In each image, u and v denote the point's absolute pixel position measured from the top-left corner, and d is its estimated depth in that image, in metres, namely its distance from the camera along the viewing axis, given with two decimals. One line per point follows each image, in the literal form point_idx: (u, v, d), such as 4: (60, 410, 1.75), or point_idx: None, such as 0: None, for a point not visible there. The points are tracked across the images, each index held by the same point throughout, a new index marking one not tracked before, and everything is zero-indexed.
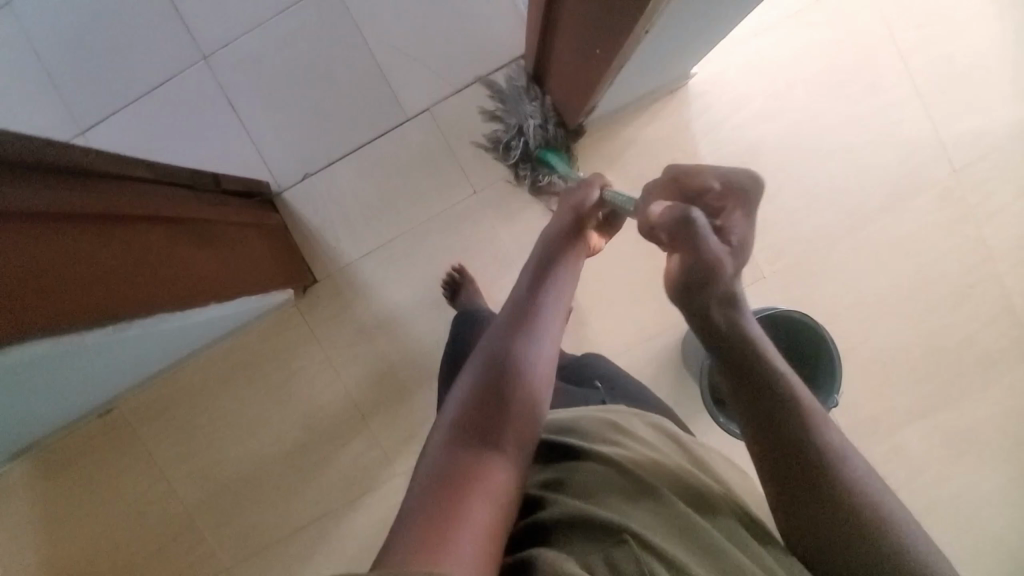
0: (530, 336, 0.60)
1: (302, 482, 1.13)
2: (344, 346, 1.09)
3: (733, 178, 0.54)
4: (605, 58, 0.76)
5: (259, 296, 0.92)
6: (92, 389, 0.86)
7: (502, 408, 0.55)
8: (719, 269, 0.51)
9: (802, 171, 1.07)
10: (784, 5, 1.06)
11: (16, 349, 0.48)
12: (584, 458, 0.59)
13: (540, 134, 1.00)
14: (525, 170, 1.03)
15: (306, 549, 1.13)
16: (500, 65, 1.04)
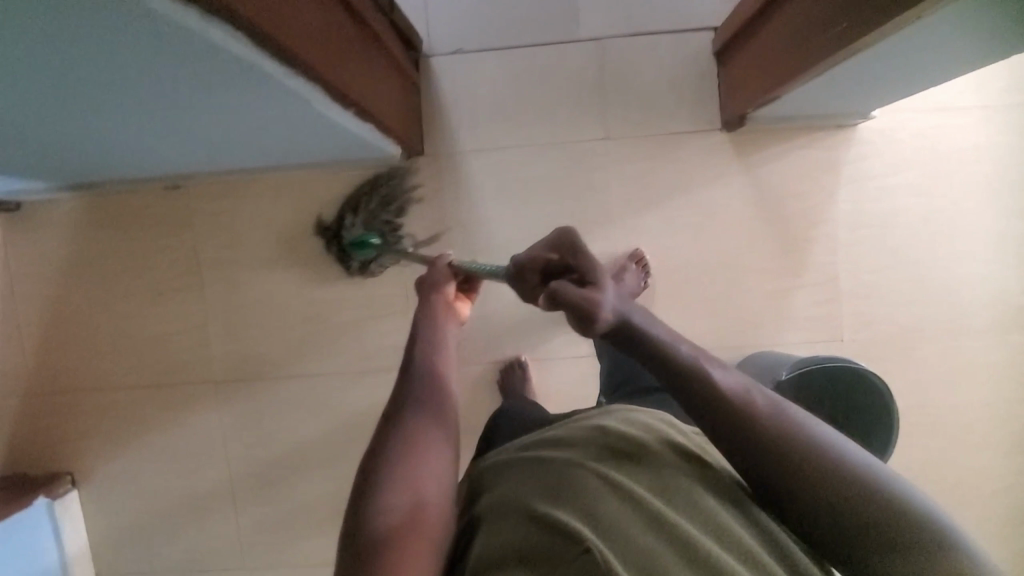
0: (431, 378, 0.64)
1: (320, 335, 1.12)
2: (419, 227, 1.08)
3: (554, 241, 0.62)
4: (816, 55, 0.74)
5: (381, 138, 0.90)
6: (207, 143, 0.86)
7: (412, 442, 0.57)
8: (598, 302, 0.55)
9: (926, 257, 1.03)
10: (984, 94, 1.01)
11: (220, 31, 0.45)
12: (557, 456, 0.52)
13: (366, 214, 1.04)
14: (351, 248, 1.05)
15: (299, 396, 1.14)
16: (688, 29, 1.00)
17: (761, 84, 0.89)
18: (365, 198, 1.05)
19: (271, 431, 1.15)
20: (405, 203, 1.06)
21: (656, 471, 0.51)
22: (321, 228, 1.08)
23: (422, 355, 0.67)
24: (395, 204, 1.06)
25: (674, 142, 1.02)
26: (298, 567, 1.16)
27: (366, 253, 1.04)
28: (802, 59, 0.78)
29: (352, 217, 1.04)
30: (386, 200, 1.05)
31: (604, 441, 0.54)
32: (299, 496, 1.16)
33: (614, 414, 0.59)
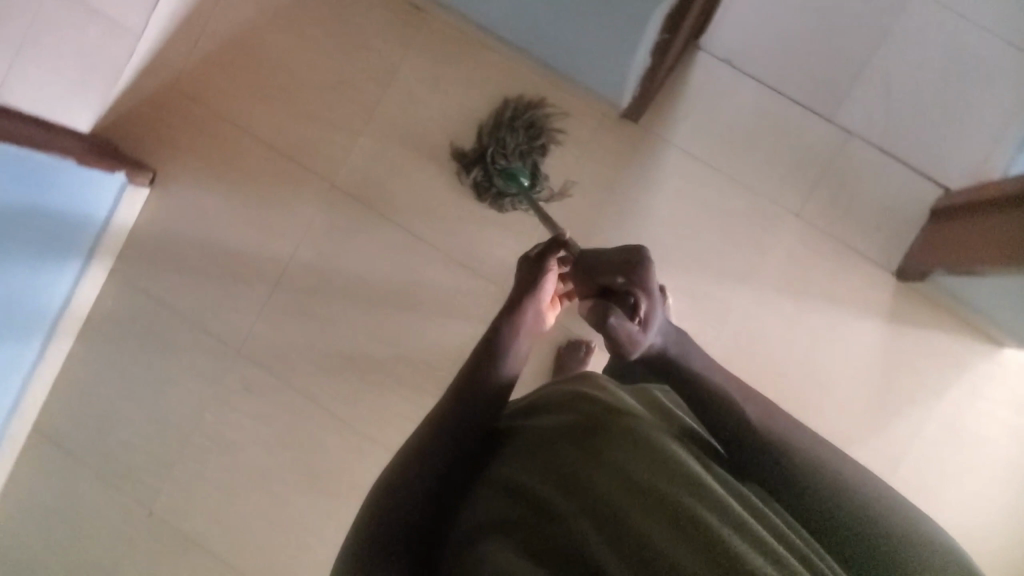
0: (493, 365, 0.64)
1: (443, 206, 1.14)
2: (589, 177, 1.10)
3: (627, 262, 0.68)
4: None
5: (647, 56, 0.95)
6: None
7: (444, 424, 0.58)
8: (638, 342, 0.68)
9: (983, 494, 1.04)
10: None
11: None
12: (540, 429, 0.55)
13: (515, 152, 1.08)
14: (493, 181, 1.09)
15: (390, 242, 1.16)
16: (924, 173, 1.03)
17: (962, 255, 0.91)
18: (516, 136, 1.08)
19: (347, 256, 1.16)
20: (548, 142, 1.10)
21: (632, 432, 0.52)
22: (459, 155, 1.12)
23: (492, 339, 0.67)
24: (541, 137, 1.09)
25: (848, 256, 1.05)
26: (286, 381, 1.17)
27: (507, 188, 1.08)
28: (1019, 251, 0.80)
29: (499, 151, 1.08)
30: (535, 141, 1.09)
31: (584, 408, 0.56)
32: (328, 325, 1.16)
33: (608, 386, 0.61)
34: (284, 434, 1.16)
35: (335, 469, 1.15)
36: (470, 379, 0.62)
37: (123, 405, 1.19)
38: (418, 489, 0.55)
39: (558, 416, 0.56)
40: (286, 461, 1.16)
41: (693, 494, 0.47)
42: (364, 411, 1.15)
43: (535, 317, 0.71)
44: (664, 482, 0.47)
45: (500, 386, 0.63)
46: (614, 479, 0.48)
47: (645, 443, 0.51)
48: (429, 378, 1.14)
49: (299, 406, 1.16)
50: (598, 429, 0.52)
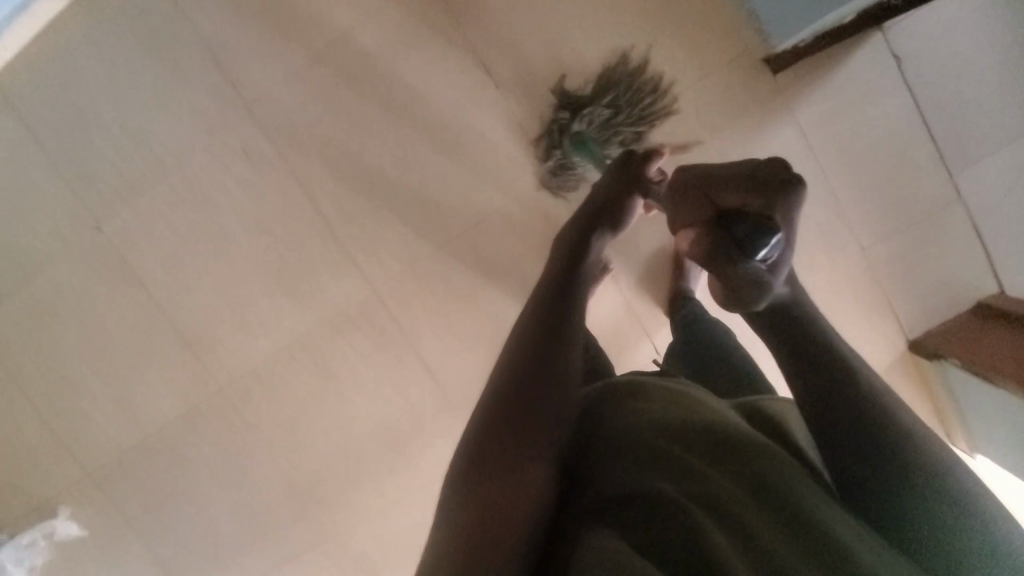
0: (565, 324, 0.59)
1: (533, 63, 1.01)
2: (693, 110, 1.00)
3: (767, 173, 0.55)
4: None
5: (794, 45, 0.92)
6: None
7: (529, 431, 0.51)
8: (763, 287, 0.56)
9: None
10: None
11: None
12: (609, 420, 0.52)
13: (586, 125, 0.99)
14: (553, 145, 1.02)
15: (461, 72, 1.02)
16: (995, 268, 1.00)
17: (983, 361, 0.93)
18: (597, 109, 0.98)
19: (408, 66, 1.02)
20: (629, 123, 0.99)
21: (708, 425, 0.50)
22: (561, 98, 1.01)
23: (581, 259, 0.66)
24: (627, 116, 0.99)
25: (881, 310, 1.03)
26: (291, 163, 1.05)
27: (562, 156, 1.01)
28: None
29: (572, 117, 1.00)
30: (613, 119, 0.99)
31: (650, 400, 0.52)
32: (357, 129, 1.04)
33: (664, 386, 0.55)
34: (267, 213, 1.07)
35: (305, 275, 1.09)
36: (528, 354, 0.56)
37: (101, 104, 1.04)
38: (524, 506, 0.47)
39: (625, 403, 0.52)
40: (260, 244, 1.08)
41: (794, 484, 0.46)
42: (358, 230, 1.07)
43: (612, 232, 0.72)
44: (768, 472, 0.47)
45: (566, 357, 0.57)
46: (690, 478, 0.45)
47: (728, 437, 0.49)
48: (437, 230, 1.07)
49: (293, 197, 1.06)
50: (666, 424, 0.49)
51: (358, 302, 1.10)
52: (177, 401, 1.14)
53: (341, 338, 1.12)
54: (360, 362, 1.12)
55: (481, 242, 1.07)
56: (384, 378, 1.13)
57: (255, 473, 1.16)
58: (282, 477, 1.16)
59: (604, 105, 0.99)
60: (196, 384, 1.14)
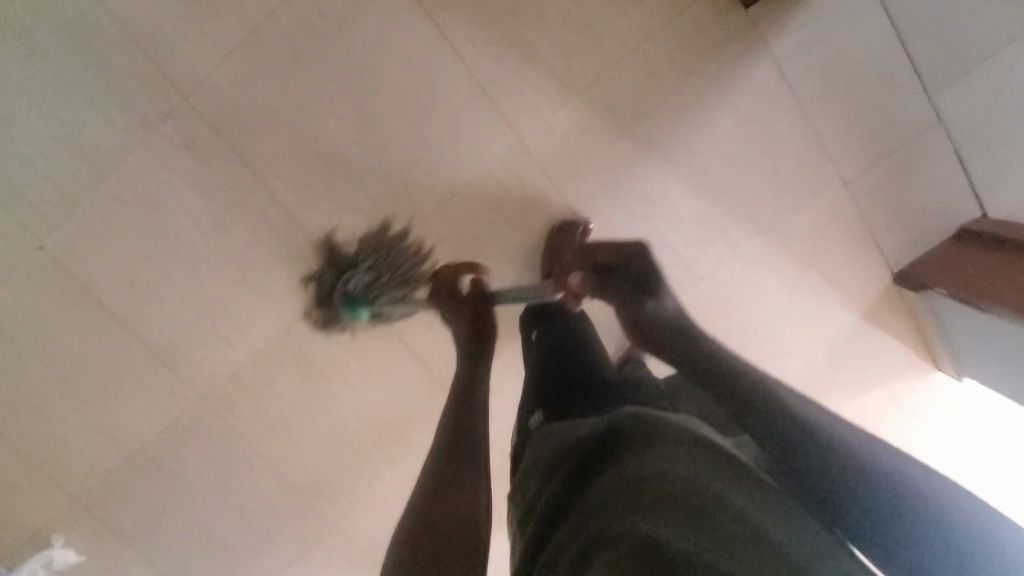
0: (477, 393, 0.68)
1: (490, 17, 0.93)
2: (664, 54, 0.94)
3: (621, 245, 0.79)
4: None
5: None
6: None
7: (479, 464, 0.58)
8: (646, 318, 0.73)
9: None
10: (993, 443, 1.16)
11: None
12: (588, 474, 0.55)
13: (354, 287, 1.01)
14: (321, 295, 1.04)
15: (413, 34, 0.94)
16: (977, 189, 0.99)
17: (971, 286, 0.94)
18: (365, 273, 1.00)
19: (353, 33, 0.93)
20: (397, 289, 1.02)
21: (685, 461, 0.50)
22: (331, 256, 1.02)
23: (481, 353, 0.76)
24: (398, 281, 1.02)
25: (863, 243, 1.03)
26: (240, 152, 0.97)
27: (331, 309, 1.04)
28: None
29: (342, 274, 1.02)
30: (382, 284, 1.01)
31: (624, 444, 0.55)
32: (308, 108, 0.96)
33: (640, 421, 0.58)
34: (222, 209, 1.00)
35: (273, 271, 1.03)
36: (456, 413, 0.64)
37: (13, 106, 0.93)
38: (474, 527, 0.51)
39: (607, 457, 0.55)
40: (220, 243, 1.02)
41: (754, 502, 0.47)
42: (323, 217, 1.01)
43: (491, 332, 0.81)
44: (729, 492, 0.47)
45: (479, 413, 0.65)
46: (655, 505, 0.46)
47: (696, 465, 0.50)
48: (407, 210, 1.01)
49: (249, 190, 0.99)
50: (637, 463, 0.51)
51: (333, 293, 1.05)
52: (158, 414, 1.10)
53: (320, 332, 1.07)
54: (346, 355, 1.09)
55: (454, 217, 1.02)
56: (371, 368, 1.10)
57: (250, 477, 1.14)
58: (279, 476, 1.14)
59: (376, 270, 1.01)
60: (174, 395, 1.09)
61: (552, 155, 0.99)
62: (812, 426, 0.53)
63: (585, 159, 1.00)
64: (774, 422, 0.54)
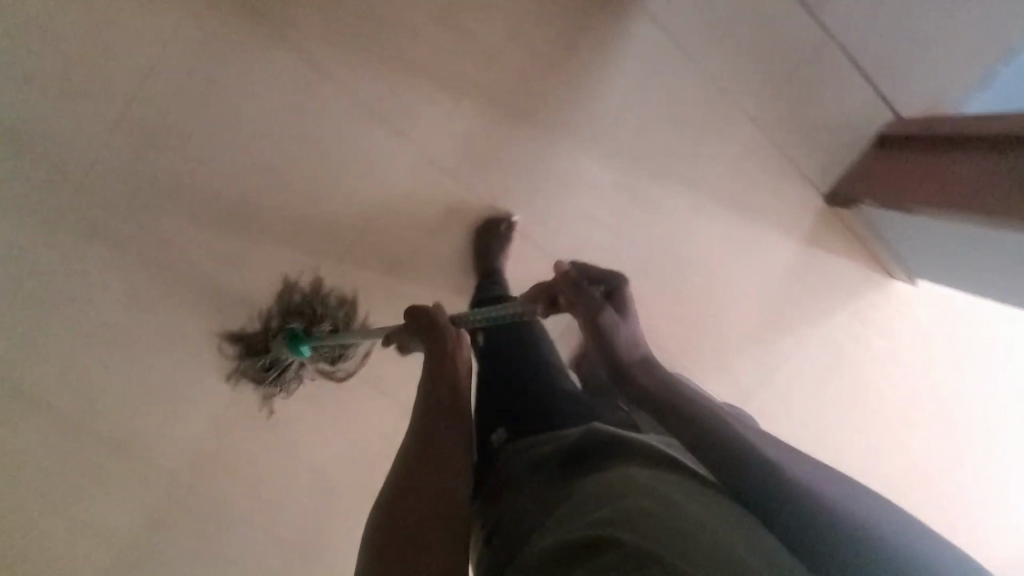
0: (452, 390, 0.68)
1: (363, 37, 0.92)
2: (544, 35, 0.94)
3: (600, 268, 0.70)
4: (998, 209, 0.81)
5: None
6: None
7: (456, 455, 0.61)
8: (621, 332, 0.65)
9: (844, 410, 1.15)
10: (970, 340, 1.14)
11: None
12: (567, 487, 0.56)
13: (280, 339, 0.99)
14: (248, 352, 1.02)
15: (291, 71, 0.92)
16: (886, 94, 0.98)
17: (899, 190, 0.95)
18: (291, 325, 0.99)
19: (231, 84, 0.91)
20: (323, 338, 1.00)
21: (660, 478, 0.50)
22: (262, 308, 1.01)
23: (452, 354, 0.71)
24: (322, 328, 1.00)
25: (787, 174, 1.02)
26: (150, 228, 0.96)
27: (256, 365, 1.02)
28: (982, 205, 0.83)
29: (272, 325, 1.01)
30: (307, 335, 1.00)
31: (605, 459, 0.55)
32: (206, 170, 0.95)
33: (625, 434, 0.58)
34: (147, 288, 0.98)
35: (214, 337, 1.02)
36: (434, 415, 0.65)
37: None
38: (433, 517, 0.55)
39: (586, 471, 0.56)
40: (153, 322, 1.00)
41: (723, 511, 0.46)
42: (250, 272, 1.00)
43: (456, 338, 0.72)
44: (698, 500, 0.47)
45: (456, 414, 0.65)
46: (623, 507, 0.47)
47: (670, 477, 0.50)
48: (331, 246, 1.00)
49: (167, 264, 0.98)
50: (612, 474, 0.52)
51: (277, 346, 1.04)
52: (129, 515, 1.04)
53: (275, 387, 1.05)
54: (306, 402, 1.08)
55: (379, 242, 1.01)
56: (336, 409, 1.09)
57: (240, 553, 1.10)
58: (270, 542, 1.11)
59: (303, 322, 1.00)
60: (142, 491, 1.04)
61: (460, 159, 0.98)
62: (776, 473, 0.49)
63: (494, 155, 0.99)
64: (741, 472, 0.49)
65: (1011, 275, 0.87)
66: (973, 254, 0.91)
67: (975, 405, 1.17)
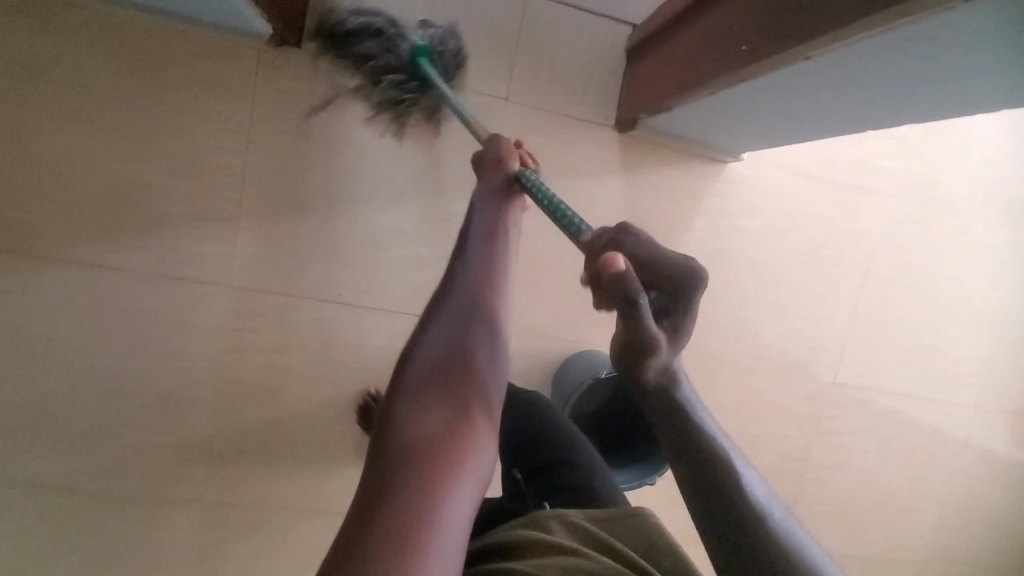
0: (485, 297, 0.61)
1: (115, 217, 0.92)
2: (277, 128, 0.95)
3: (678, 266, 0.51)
4: (729, 68, 0.77)
5: (259, 17, 0.85)
6: None
7: (482, 373, 0.56)
8: (658, 349, 0.53)
9: (748, 296, 1.15)
10: (824, 176, 1.15)
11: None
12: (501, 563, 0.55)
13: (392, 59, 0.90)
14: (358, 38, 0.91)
15: (71, 281, 0.92)
16: (607, 15, 1.00)
17: (658, 91, 0.93)
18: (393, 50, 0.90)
19: (24, 321, 0.92)
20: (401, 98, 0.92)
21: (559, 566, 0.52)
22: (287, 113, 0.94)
23: (483, 250, 0.65)
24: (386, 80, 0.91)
25: (568, 126, 1.02)
26: (24, 485, 0.95)
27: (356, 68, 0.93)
28: (707, 75, 0.82)
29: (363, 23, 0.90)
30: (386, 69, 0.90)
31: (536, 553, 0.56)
32: (41, 406, 0.94)
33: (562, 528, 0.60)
34: (53, 537, 0.97)
35: (139, 551, 0.99)
36: (460, 316, 0.58)
37: None
38: (465, 443, 0.50)
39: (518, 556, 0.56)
40: (76, 565, 0.98)
41: None
42: (138, 476, 0.98)
43: (489, 226, 0.67)
44: None
45: (490, 322, 0.59)
46: None
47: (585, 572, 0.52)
48: (198, 411, 0.98)
49: (57, 504, 0.96)
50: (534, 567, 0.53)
51: (203, 525, 1.00)
52: None
53: (223, 560, 1.02)
54: (262, 557, 1.03)
55: (239, 385, 0.99)
56: (289, 556, 1.04)
57: None
58: None
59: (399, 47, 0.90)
60: None
61: (267, 274, 0.97)
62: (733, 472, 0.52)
63: (296, 254, 0.97)
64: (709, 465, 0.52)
65: (793, 116, 0.86)
66: (752, 114, 0.89)
67: (861, 229, 1.18)
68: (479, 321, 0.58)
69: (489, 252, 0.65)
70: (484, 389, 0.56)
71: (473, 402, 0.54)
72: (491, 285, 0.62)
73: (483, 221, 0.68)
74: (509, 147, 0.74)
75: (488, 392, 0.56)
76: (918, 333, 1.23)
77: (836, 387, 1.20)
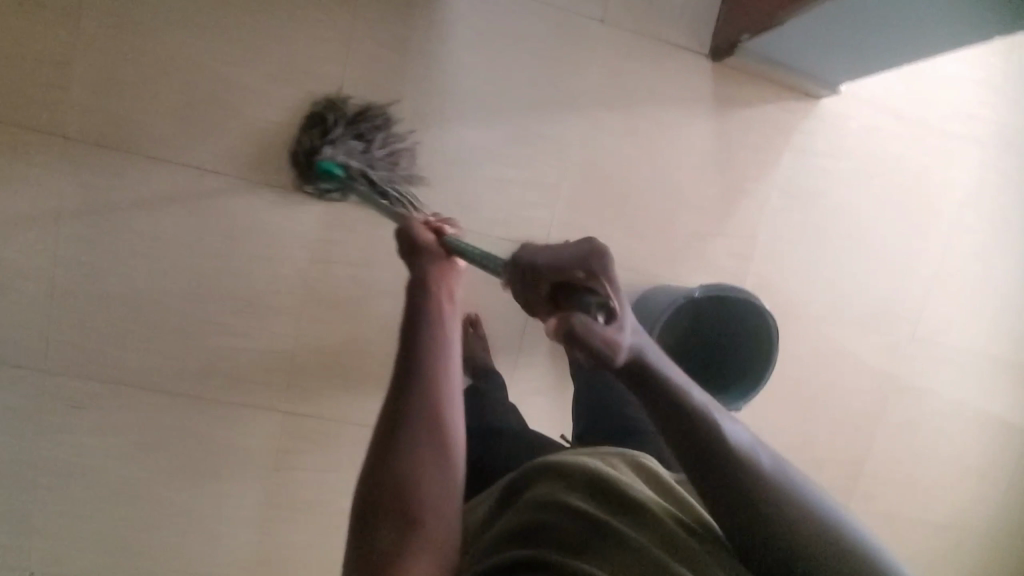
0: (434, 408, 0.56)
1: (217, 120, 0.95)
2: (374, 40, 0.96)
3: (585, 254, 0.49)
4: None
5: None
6: None
7: (432, 499, 0.53)
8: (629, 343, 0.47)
9: (832, 239, 1.11)
10: (917, 118, 1.12)
11: None
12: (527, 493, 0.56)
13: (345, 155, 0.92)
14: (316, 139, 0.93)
15: (172, 180, 0.95)
16: None
17: (764, 9, 0.92)
18: (345, 151, 0.92)
19: (125, 217, 0.95)
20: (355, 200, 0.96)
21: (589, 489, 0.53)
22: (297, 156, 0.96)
23: (426, 351, 0.58)
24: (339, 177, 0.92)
25: (661, 53, 1.01)
26: (113, 379, 0.97)
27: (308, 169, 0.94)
28: None
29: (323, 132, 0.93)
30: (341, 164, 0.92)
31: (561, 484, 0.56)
32: (135, 300, 0.97)
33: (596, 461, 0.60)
34: (136, 434, 0.99)
35: (217, 452, 1.01)
36: (406, 443, 0.54)
37: None
38: None
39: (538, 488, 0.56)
40: (155, 463, 1.00)
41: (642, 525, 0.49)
42: (220, 377, 1.00)
43: (438, 316, 0.61)
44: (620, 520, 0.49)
45: (435, 439, 0.55)
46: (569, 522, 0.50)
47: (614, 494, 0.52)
48: (281, 319, 1.00)
49: (142, 402, 0.98)
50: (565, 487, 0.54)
51: (279, 431, 1.02)
52: None
53: (295, 467, 1.03)
54: (332, 470, 1.05)
55: (322, 294, 1.01)
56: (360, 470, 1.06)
57: None
58: None
59: (353, 148, 0.93)
60: None
61: None
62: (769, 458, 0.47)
63: None
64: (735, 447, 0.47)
65: (910, 32, 0.84)
66: (864, 32, 0.87)
67: (951, 176, 1.14)
68: (424, 430, 0.55)
69: (435, 350, 0.59)
70: (437, 516, 0.52)
71: (423, 520, 0.51)
72: (439, 390, 0.57)
73: (419, 316, 0.60)
74: (422, 231, 0.67)
75: (441, 502, 0.53)
76: (1003, 290, 1.19)
77: (918, 341, 1.16)
